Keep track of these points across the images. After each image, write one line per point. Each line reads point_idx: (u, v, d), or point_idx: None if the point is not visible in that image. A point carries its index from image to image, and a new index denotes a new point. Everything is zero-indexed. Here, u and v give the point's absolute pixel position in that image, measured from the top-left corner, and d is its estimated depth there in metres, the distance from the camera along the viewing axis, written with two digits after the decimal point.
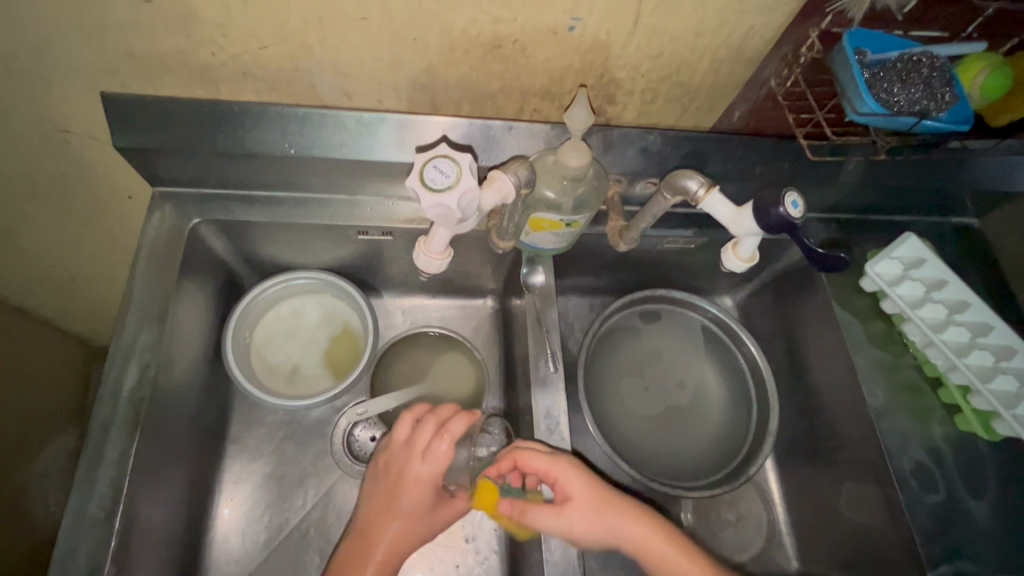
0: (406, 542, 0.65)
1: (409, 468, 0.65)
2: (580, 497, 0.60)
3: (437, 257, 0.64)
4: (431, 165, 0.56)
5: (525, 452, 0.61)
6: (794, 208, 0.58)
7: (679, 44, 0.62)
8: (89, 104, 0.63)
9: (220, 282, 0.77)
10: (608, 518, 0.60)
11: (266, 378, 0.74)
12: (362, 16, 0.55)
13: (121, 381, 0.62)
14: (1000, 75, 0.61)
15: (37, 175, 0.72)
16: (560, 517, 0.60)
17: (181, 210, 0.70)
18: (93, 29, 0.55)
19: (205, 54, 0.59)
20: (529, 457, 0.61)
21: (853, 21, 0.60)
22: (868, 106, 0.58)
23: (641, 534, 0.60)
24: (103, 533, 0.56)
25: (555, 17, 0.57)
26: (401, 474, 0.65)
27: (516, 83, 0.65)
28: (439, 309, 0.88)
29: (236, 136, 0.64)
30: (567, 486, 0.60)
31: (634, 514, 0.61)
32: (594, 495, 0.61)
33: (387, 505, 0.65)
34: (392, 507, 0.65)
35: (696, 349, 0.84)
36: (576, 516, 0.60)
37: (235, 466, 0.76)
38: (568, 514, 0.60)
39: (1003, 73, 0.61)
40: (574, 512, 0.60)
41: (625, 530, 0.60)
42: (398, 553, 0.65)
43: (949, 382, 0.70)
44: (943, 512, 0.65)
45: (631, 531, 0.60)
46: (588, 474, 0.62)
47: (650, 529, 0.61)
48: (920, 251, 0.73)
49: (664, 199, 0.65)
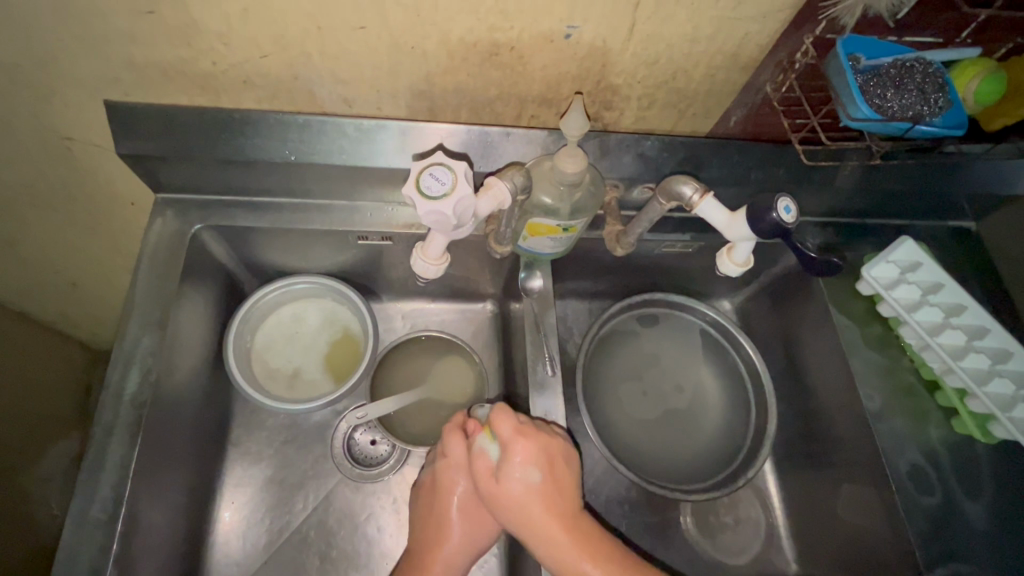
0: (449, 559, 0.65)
1: (449, 467, 0.67)
2: (523, 486, 0.59)
3: (434, 262, 0.65)
4: (427, 173, 0.57)
5: (499, 412, 0.61)
6: (786, 213, 0.58)
7: (675, 51, 0.62)
8: (92, 112, 0.64)
9: (221, 287, 0.77)
10: (537, 523, 0.57)
11: (266, 383, 0.75)
12: (361, 26, 0.56)
13: (123, 385, 0.63)
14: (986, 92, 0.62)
15: (41, 182, 0.72)
16: (494, 485, 0.60)
17: (183, 216, 0.71)
18: (97, 39, 0.56)
19: (207, 63, 0.59)
20: (500, 417, 0.61)
21: (845, 29, 0.60)
22: (862, 111, 0.59)
23: (573, 563, 0.56)
24: (105, 536, 0.57)
25: (552, 25, 0.58)
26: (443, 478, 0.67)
27: (514, 90, 0.66)
28: (439, 313, 0.89)
29: (236, 144, 0.65)
30: (518, 464, 0.59)
31: (573, 540, 0.57)
32: (536, 493, 0.59)
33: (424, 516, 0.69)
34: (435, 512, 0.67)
35: (695, 352, 0.84)
36: (510, 497, 0.59)
37: (237, 468, 0.77)
38: (503, 493, 0.59)
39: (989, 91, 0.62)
40: (512, 492, 0.59)
41: (550, 547, 0.57)
42: (463, 558, 0.66)
43: (946, 385, 0.70)
44: (939, 514, 0.65)
45: (556, 553, 0.56)
46: (540, 468, 0.59)
47: (580, 557, 0.56)
48: (916, 255, 0.73)
49: (659, 204, 0.66)
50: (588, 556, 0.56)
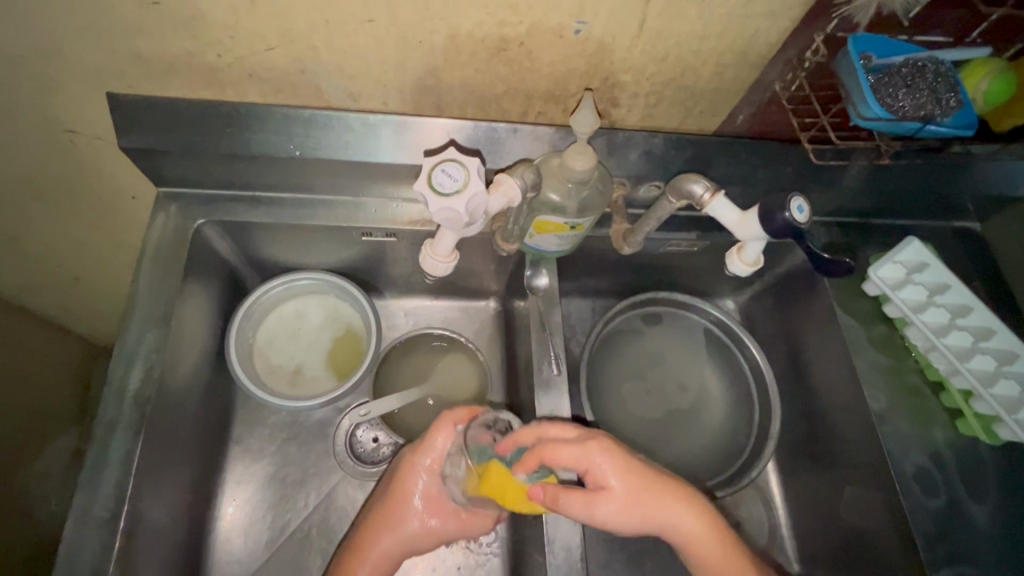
0: (400, 541, 0.62)
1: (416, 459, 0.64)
2: (624, 485, 0.56)
3: (443, 259, 0.65)
4: (440, 169, 0.56)
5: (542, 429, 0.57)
6: (799, 212, 0.58)
7: (684, 48, 0.62)
8: (94, 103, 0.63)
9: (223, 283, 0.77)
10: (653, 508, 0.56)
11: (268, 379, 0.74)
12: (369, 19, 0.55)
13: (125, 382, 0.62)
14: (994, 93, 0.62)
15: (42, 175, 0.71)
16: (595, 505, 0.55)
17: (185, 211, 0.71)
18: (101, 31, 0.55)
19: (212, 56, 0.59)
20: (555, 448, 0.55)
21: (858, 27, 0.60)
22: (872, 111, 0.58)
23: (702, 540, 0.56)
24: (107, 534, 0.56)
25: (561, 20, 0.57)
26: (402, 483, 0.63)
27: (521, 86, 0.65)
28: (442, 309, 0.88)
29: (241, 138, 0.64)
30: (608, 470, 0.56)
31: (698, 515, 0.57)
32: (641, 483, 0.56)
33: (390, 521, 0.62)
34: (401, 510, 0.63)
35: (698, 352, 0.84)
36: (619, 501, 0.55)
37: (237, 466, 0.76)
38: (612, 497, 0.55)
39: (996, 92, 0.62)
40: (618, 496, 0.55)
41: (669, 521, 0.56)
42: (401, 550, 0.63)
43: (952, 386, 0.70)
44: (945, 515, 0.65)
45: (674, 523, 0.56)
46: (631, 461, 0.57)
47: (708, 531, 0.56)
48: (923, 256, 0.74)
49: (669, 202, 0.65)
50: (713, 528, 0.57)
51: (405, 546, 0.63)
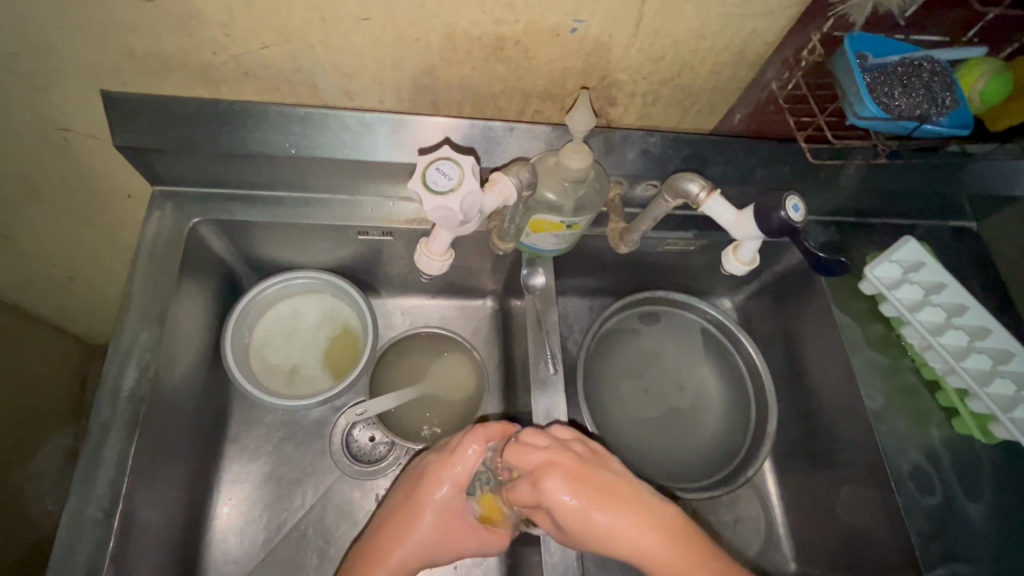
0: (416, 550, 0.62)
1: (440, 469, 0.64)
2: (577, 507, 0.52)
3: (438, 258, 0.65)
4: (434, 167, 0.56)
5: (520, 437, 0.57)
6: (795, 211, 0.58)
7: (681, 47, 0.62)
8: (89, 102, 0.63)
9: (220, 282, 0.77)
10: (611, 531, 0.51)
11: (264, 378, 0.74)
12: (365, 17, 0.55)
13: (120, 381, 0.62)
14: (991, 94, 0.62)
15: (37, 173, 0.71)
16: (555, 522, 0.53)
17: (181, 210, 0.70)
18: (95, 28, 0.55)
19: (207, 54, 0.58)
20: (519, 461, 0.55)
21: (855, 26, 0.60)
22: (868, 110, 0.58)
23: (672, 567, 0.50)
24: (102, 533, 0.56)
25: (558, 19, 0.57)
26: (417, 493, 0.64)
27: (518, 85, 0.65)
28: (439, 308, 0.88)
29: (237, 136, 0.64)
30: (562, 492, 0.52)
31: (667, 538, 0.51)
32: (599, 504, 0.52)
33: (405, 530, 0.63)
34: (412, 518, 0.63)
35: (695, 351, 0.84)
36: (575, 522, 0.52)
37: (234, 466, 0.76)
38: (567, 518, 0.52)
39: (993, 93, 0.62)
40: (572, 517, 0.52)
41: (630, 543, 0.51)
42: (417, 558, 0.63)
43: (948, 385, 0.70)
44: (940, 514, 0.65)
45: (633, 546, 0.51)
46: (590, 482, 0.52)
47: (681, 556, 0.51)
48: (919, 255, 0.73)
49: (665, 201, 0.65)
50: (687, 551, 0.51)
51: (419, 556, 0.63)
